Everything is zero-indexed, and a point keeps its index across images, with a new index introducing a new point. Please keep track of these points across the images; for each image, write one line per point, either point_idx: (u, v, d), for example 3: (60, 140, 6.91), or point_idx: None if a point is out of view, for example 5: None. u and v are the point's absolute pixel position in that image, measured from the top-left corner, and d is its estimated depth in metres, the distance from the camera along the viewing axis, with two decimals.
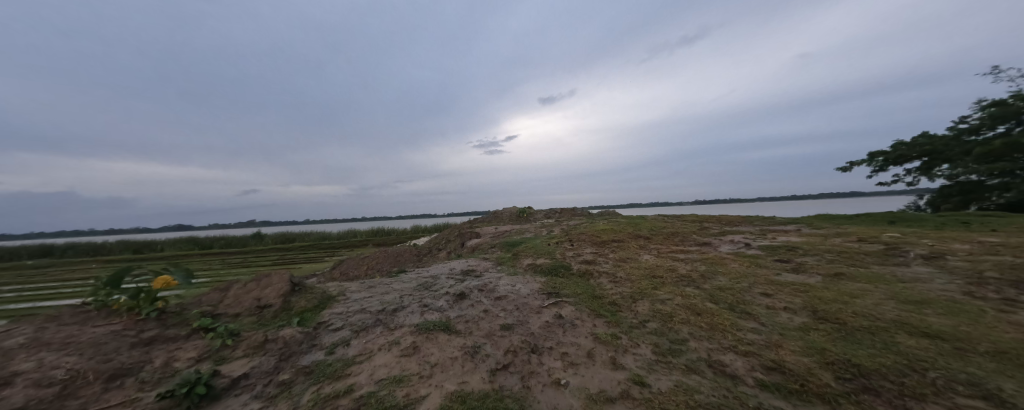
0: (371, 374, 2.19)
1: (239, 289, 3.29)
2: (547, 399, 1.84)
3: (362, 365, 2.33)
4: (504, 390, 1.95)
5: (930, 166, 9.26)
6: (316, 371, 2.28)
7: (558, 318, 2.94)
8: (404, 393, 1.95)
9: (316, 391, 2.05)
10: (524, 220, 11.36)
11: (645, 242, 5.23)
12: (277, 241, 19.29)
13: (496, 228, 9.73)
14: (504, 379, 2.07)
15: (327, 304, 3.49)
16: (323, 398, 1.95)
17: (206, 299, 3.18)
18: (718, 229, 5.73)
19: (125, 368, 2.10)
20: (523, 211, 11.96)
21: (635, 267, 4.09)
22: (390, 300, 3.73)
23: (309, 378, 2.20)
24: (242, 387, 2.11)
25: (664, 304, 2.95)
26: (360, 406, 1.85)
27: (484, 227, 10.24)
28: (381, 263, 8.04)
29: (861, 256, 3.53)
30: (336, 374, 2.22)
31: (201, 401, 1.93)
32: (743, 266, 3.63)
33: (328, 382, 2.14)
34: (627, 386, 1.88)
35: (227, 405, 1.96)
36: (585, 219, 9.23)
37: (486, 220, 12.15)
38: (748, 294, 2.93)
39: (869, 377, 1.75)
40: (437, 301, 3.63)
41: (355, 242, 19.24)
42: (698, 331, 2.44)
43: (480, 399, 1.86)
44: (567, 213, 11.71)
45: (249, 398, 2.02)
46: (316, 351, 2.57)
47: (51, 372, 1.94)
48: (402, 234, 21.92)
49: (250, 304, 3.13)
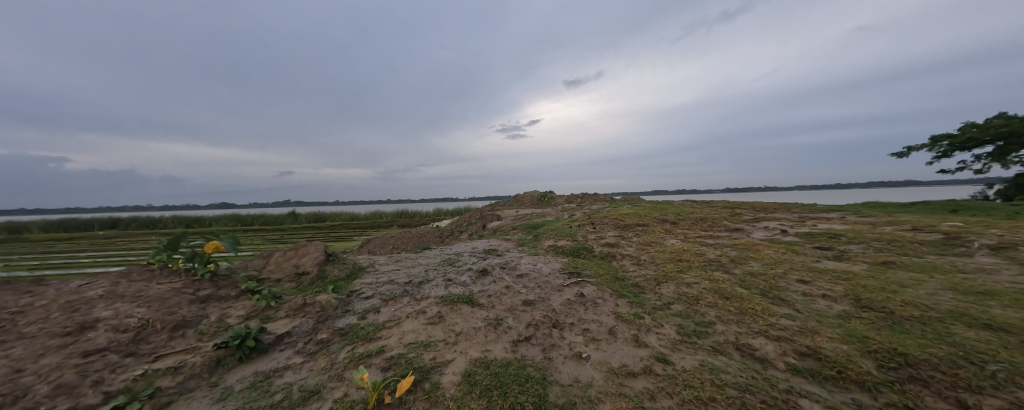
0: (400, 338, 2.31)
1: (280, 256, 3.55)
2: (568, 370, 1.87)
3: (391, 329, 2.46)
4: (526, 360, 2.00)
5: (1005, 152, 8.22)
6: (350, 332, 2.44)
7: (580, 296, 2.95)
8: (431, 356, 2.05)
9: (351, 350, 2.20)
10: (545, 205, 11.31)
11: (671, 226, 5.08)
12: (310, 221, 20.42)
13: (517, 211, 9.77)
14: (526, 350, 2.12)
15: (358, 275, 3.69)
16: (357, 356, 2.09)
17: (252, 263, 3.45)
18: (751, 216, 5.46)
19: (186, 320, 2.33)
20: (544, 195, 11.88)
21: (659, 250, 4.00)
22: (416, 273, 3.89)
23: (344, 339, 2.36)
24: (286, 344, 2.29)
25: (690, 287, 2.88)
26: (391, 365, 1.97)
27: (505, 210, 10.31)
28: (406, 242, 8.35)
29: (915, 245, 3.25)
30: (368, 337, 2.36)
31: (251, 353, 2.13)
32: (777, 252, 3.46)
33: (361, 343, 2.29)
34: (649, 362, 1.88)
35: (274, 358, 2.15)
36: (608, 204, 9.05)
37: (507, 204, 12.20)
38: (783, 280, 2.80)
39: (917, 367, 1.64)
40: (460, 276, 3.74)
41: (381, 223, 20.01)
42: (726, 315, 2.37)
43: (503, 366, 1.93)
44: (589, 198, 11.55)
45: (293, 353, 2.20)
46: (350, 315, 2.75)
47: (126, 319, 2.19)
48: (425, 216, 22.52)
49: (290, 270, 3.37)
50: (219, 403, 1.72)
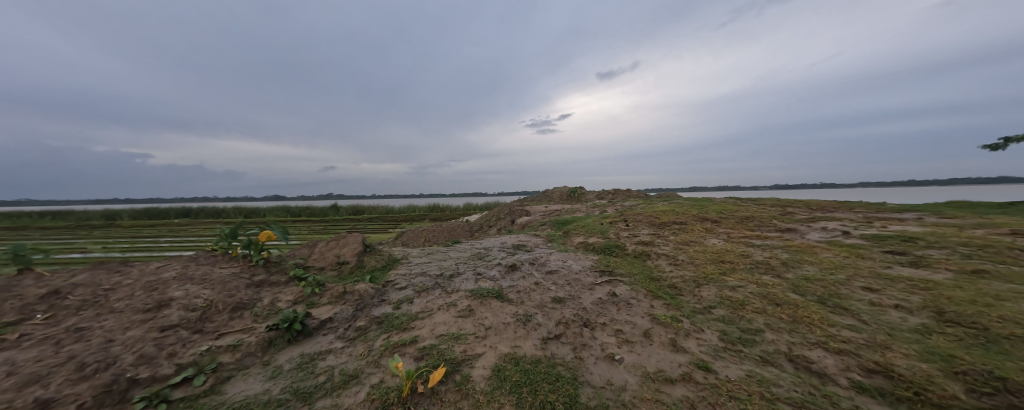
0: (432, 329, 2.38)
1: (323, 246, 3.78)
2: (600, 372, 1.81)
3: (424, 320, 2.54)
4: (556, 358, 1.96)
5: None
6: (386, 321, 2.55)
7: (612, 296, 2.86)
8: (461, 348, 2.08)
9: (386, 338, 2.29)
10: (575, 201, 11.10)
11: (712, 225, 4.76)
12: (349, 213, 21.66)
13: (546, 207, 9.68)
14: (556, 348, 2.08)
15: (393, 266, 3.84)
16: (392, 345, 2.17)
17: (299, 252, 3.72)
18: (805, 215, 4.97)
19: (243, 302, 2.55)
20: (574, 191, 11.66)
21: (699, 250, 3.77)
22: (447, 266, 3.98)
23: (380, 327, 2.47)
24: (328, 329, 2.44)
25: (735, 291, 2.68)
26: (423, 355, 2.03)
27: (534, 206, 10.25)
28: (437, 235, 8.59)
29: (1017, 252, 2.78)
30: (402, 327, 2.45)
31: (298, 336, 2.29)
32: (838, 256, 3.12)
33: (396, 332, 2.38)
34: (689, 369, 1.77)
35: (317, 342, 2.29)
36: (642, 201, 8.68)
37: (536, 200, 12.13)
38: (845, 287, 2.52)
39: (1019, 395, 1.40)
40: (490, 271, 3.77)
41: (414, 216, 20.75)
42: (777, 323, 2.17)
43: (533, 363, 1.91)
44: (622, 194, 11.17)
45: (334, 338, 2.34)
46: (386, 305, 2.87)
47: (194, 299, 2.44)
48: (456, 210, 23.04)
49: (332, 260, 3.59)
50: (271, 380, 1.87)
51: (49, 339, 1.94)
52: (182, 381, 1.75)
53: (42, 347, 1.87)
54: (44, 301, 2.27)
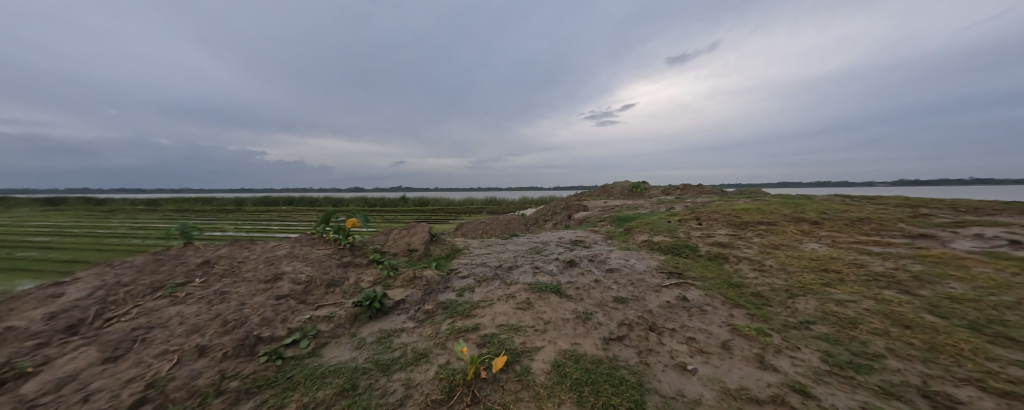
0: (492, 318, 2.46)
1: (397, 234, 4.16)
2: (670, 381, 1.69)
3: (484, 309, 2.64)
4: (619, 360, 1.88)
5: None
6: (451, 307, 2.71)
7: (682, 300, 2.63)
8: (521, 340, 2.11)
9: (451, 323, 2.45)
10: (637, 196, 10.43)
11: (809, 227, 4.07)
12: (416, 204, 23.49)
13: (606, 202, 9.28)
14: (619, 350, 2.00)
15: (456, 255, 4.07)
16: (456, 330, 2.30)
17: (377, 238, 4.16)
18: (948, 218, 3.95)
19: (335, 280, 2.95)
20: (637, 186, 10.95)
21: (792, 255, 3.25)
22: (506, 258, 4.07)
23: (445, 312, 2.64)
24: (401, 309, 2.69)
25: (842, 306, 2.26)
26: (485, 343, 2.11)
27: (592, 201, 9.90)
28: (495, 228, 8.84)
29: None
30: (465, 313, 2.58)
31: (377, 313, 2.57)
32: (1001, 272, 2.42)
33: (459, 318, 2.52)
34: (781, 391, 1.55)
35: (393, 320, 2.54)
36: (717, 197, 7.80)
37: (595, 195, 11.70)
38: (1012, 312, 1.95)
39: None
40: (547, 265, 3.76)
41: (473, 209, 21.67)
42: (904, 349, 1.78)
43: (594, 362, 1.86)
44: (692, 190, 10.16)
45: (407, 318, 2.57)
46: (450, 291, 3.06)
47: (299, 274, 2.88)
48: (512, 204, 23.42)
49: (404, 246, 3.93)
50: (357, 349, 2.13)
51: (204, 298, 2.47)
52: (291, 342, 2.09)
53: (199, 304, 2.39)
54: (199, 266, 2.89)
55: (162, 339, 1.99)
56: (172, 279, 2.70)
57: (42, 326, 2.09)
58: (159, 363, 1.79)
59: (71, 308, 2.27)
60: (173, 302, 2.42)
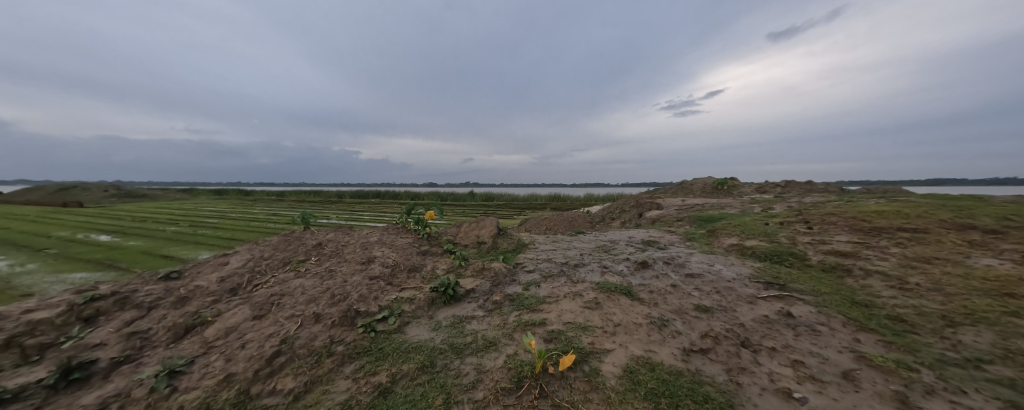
0: (559, 315, 2.44)
1: (467, 227, 4.41)
2: (770, 407, 1.46)
3: (551, 305, 2.63)
4: (702, 376, 1.70)
5: None
6: (518, 300, 2.77)
7: (784, 316, 2.25)
8: (589, 340, 2.05)
9: (518, 316, 2.50)
10: (723, 195, 9.24)
11: (980, 237, 3.11)
12: (482, 200, 24.54)
13: (683, 200, 8.43)
14: (703, 364, 1.80)
15: (522, 250, 4.14)
16: (523, 322, 2.35)
17: (450, 230, 4.46)
18: None
19: (415, 266, 3.26)
20: (723, 183, 9.68)
21: (952, 273, 2.52)
22: (572, 255, 4.00)
23: (513, 304, 2.71)
24: (472, 298, 2.85)
25: None
26: (553, 338, 2.11)
27: (668, 199, 9.08)
28: (560, 224, 8.74)
29: None
30: (531, 307, 2.61)
31: (451, 299, 2.76)
32: None
33: (526, 311, 2.56)
34: None
35: (465, 307, 2.71)
36: (833, 196, 6.45)
37: (670, 192, 10.72)
38: None
39: None
40: (617, 265, 3.58)
41: (536, 205, 21.75)
42: None
43: (672, 374, 1.70)
44: (797, 188, 8.59)
45: (477, 306, 2.71)
46: (517, 284, 3.13)
47: (386, 258, 3.26)
48: (576, 201, 22.85)
49: (474, 238, 4.14)
50: (434, 331, 2.32)
51: (317, 274, 2.97)
52: (381, 318, 2.38)
53: (314, 278, 2.87)
54: (313, 247, 3.47)
55: (289, 305, 2.45)
56: (295, 256, 3.30)
57: (215, 287, 2.75)
58: (287, 324, 2.21)
59: (231, 274, 2.94)
60: (296, 275, 2.96)
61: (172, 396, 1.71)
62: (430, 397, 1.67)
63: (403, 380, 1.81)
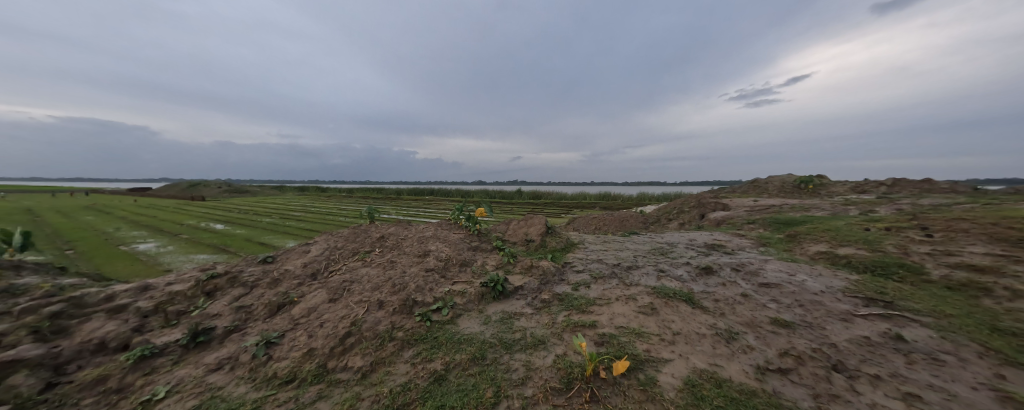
0: (611, 318, 2.35)
1: (516, 224, 4.45)
2: None
3: (602, 307, 2.54)
4: (781, 399, 1.50)
5: None
6: (567, 300, 2.72)
7: (891, 340, 1.89)
8: (644, 347, 1.93)
9: (567, 316, 2.46)
10: (807, 195, 8.04)
11: None
12: (530, 198, 24.60)
13: (755, 201, 7.52)
14: (781, 386, 1.59)
15: (571, 249, 4.06)
16: (573, 323, 2.30)
17: (499, 227, 4.55)
18: None
19: (467, 261, 3.38)
20: (807, 182, 8.43)
21: None
22: (624, 257, 3.81)
23: (562, 303, 2.68)
24: (520, 295, 2.87)
25: None
26: (604, 342, 2.03)
27: (736, 199, 8.18)
28: (610, 224, 8.39)
29: None
30: (581, 308, 2.55)
31: (500, 295, 2.82)
32: None
33: (576, 312, 2.50)
34: None
35: (513, 303, 2.74)
36: (963, 198, 5.25)
37: (739, 192, 9.64)
38: None
39: None
40: (675, 269, 3.32)
41: (586, 204, 21.16)
42: None
43: (743, 392, 1.54)
44: (909, 187, 7.15)
45: (526, 304, 2.72)
46: (566, 284, 3.08)
47: (440, 252, 3.43)
48: (629, 200, 21.74)
49: (523, 236, 4.17)
50: (484, 325, 2.39)
51: (380, 264, 3.24)
52: (436, 308, 2.52)
53: (377, 268, 3.14)
54: (377, 239, 3.79)
55: (357, 291, 2.71)
56: (362, 247, 3.64)
57: (299, 271, 3.15)
58: (356, 308, 2.45)
59: (312, 261, 3.35)
60: (363, 264, 3.26)
61: (267, 363, 2.00)
62: (481, 388, 1.72)
63: (456, 369, 1.89)
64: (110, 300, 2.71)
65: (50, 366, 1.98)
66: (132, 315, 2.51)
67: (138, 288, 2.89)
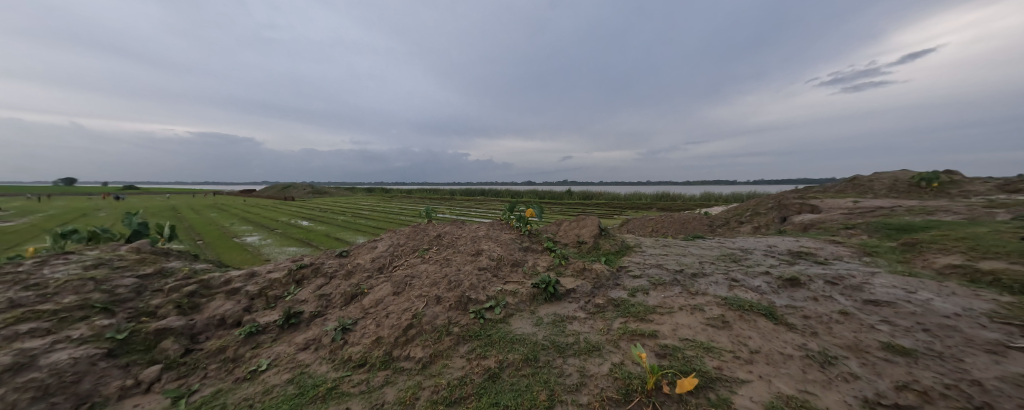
0: (674, 329, 2.17)
1: (567, 225, 4.36)
2: None
3: (663, 317, 2.36)
4: None
5: None
6: (623, 306, 2.59)
7: None
8: (715, 364, 1.75)
9: (624, 323, 2.33)
10: (929, 196, 6.57)
11: None
12: (581, 198, 23.97)
13: (855, 202, 6.36)
14: None
15: (626, 253, 3.86)
16: (630, 331, 2.17)
17: (550, 228, 4.50)
18: None
19: (518, 261, 3.40)
20: (929, 180, 6.89)
21: None
22: (688, 263, 3.50)
23: (618, 309, 2.55)
24: (573, 298, 2.80)
25: None
26: (666, 354, 1.88)
27: (828, 199, 7.00)
28: (670, 226, 7.79)
29: None
30: (639, 316, 2.40)
31: (552, 297, 2.78)
32: None
33: (633, 320, 2.36)
34: None
35: (565, 306, 2.68)
36: None
37: (832, 192, 8.25)
38: None
39: None
40: (750, 279, 2.96)
41: (642, 204, 19.94)
42: None
43: None
44: None
45: (578, 307, 2.64)
46: (621, 289, 2.92)
47: (492, 252, 3.51)
48: (691, 201, 19.96)
49: (574, 237, 4.06)
50: (537, 326, 2.37)
51: (437, 261, 3.42)
52: (489, 307, 2.57)
53: (435, 265, 3.31)
54: (434, 238, 4.01)
55: (418, 285, 2.89)
56: (421, 244, 3.88)
57: (368, 265, 3.47)
58: (417, 301, 2.61)
59: (378, 256, 3.67)
60: (422, 261, 3.48)
61: (344, 347, 2.24)
62: (534, 390, 1.72)
63: (509, 369, 1.91)
64: (227, 283, 3.27)
65: (188, 335, 2.46)
66: (243, 296, 3.00)
67: (247, 274, 3.45)
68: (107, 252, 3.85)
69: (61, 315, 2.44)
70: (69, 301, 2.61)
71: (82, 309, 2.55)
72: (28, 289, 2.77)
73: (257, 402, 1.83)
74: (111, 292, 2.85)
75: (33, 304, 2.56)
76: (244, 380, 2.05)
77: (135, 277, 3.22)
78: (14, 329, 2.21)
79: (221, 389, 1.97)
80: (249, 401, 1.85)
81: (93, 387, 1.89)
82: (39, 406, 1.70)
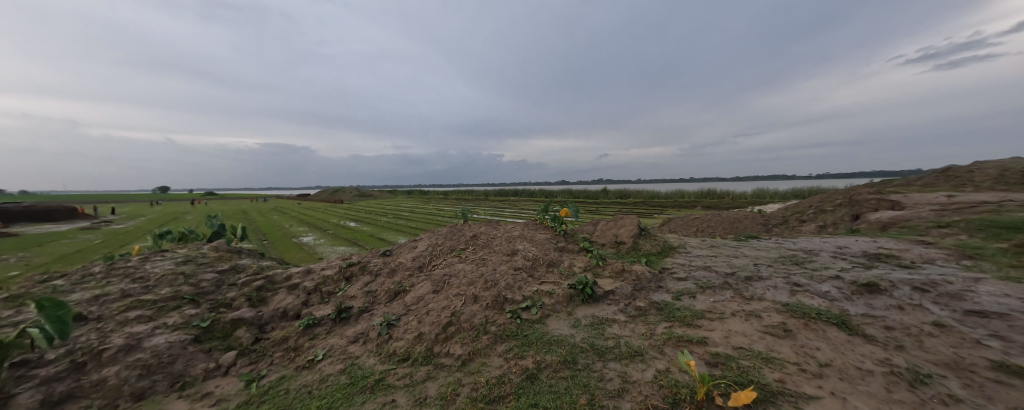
0: (726, 336, 2.00)
1: (605, 225, 4.22)
2: None
3: (713, 322, 2.19)
4: None
5: None
6: (667, 310, 2.44)
7: None
8: (775, 376, 1.59)
9: (669, 328, 2.21)
10: None
11: None
12: (618, 197, 23.08)
13: (950, 197, 5.44)
14: None
15: (669, 254, 3.65)
16: (676, 337, 2.05)
17: (586, 228, 4.39)
18: None
19: (554, 262, 3.35)
20: None
21: None
22: (740, 265, 3.23)
23: (661, 313, 2.41)
24: (611, 300, 2.70)
25: None
26: (718, 363, 1.74)
27: (913, 194, 6.06)
28: (717, 225, 7.24)
29: None
30: (686, 321, 2.25)
31: (590, 298, 2.71)
32: None
33: (679, 324, 2.23)
34: None
35: (604, 308, 2.59)
36: None
37: (919, 186, 7.13)
38: None
39: None
40: (816, 283, 2.65)
41: (685, 203, 18.66)
42: None
43: None
44: None
45: (618, 310, 2.54)
46: (665, 292, 2.77)
47: (528, 252, 3.49)
48: (743, 198, 18.32)
49: (612, 237, 3.92)
50: (574, 328, 2.32)
51: (473, 261, 3.47)
52: (526, 307, 2.56)
53: (471, 264, 3.37)
54: (471, 238, 4.09)
55: (456, 284, 2.96)
56: (458, 244, 3.97)
57: (409, 264, 3.63)
58: (455, 299, 2.68)
59: (418, 256, 3.81)
60: (459, 261, 3.56)
61: (388, 342, 2.36)
62: (574, 393, 1.68)
63: (548, 370, 1.88)
64: (287, 278, 3.60)
65: (257, 325, 2.75)
66: (302, 291, 3.28)
67: (303, 271, 3.76)
68: (192, 250, 4.43)
69: (159, 304, 2.84)
70: (165, 292, 3.03)
71: (175, 299, 2.96)
72: (134, 281, 3.27)
73: (315, 389, 1.99)
74: (196, 285, 3.27)
75: (139, 294, 3.01)
76: (303, 368, 2.24)
77: (215, 273, 3.66)
78: (125, 315, 2.62)
79: (284, 376, 2.17)
80: (309, 387, 2.01)
81: (184, 368, 2.18)
82: (144, 382, 2.00)
